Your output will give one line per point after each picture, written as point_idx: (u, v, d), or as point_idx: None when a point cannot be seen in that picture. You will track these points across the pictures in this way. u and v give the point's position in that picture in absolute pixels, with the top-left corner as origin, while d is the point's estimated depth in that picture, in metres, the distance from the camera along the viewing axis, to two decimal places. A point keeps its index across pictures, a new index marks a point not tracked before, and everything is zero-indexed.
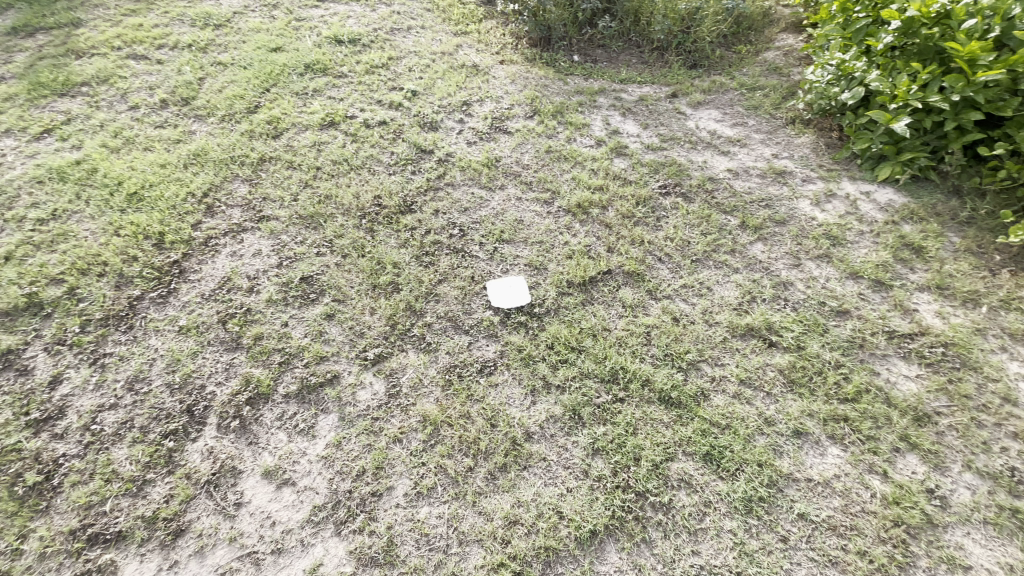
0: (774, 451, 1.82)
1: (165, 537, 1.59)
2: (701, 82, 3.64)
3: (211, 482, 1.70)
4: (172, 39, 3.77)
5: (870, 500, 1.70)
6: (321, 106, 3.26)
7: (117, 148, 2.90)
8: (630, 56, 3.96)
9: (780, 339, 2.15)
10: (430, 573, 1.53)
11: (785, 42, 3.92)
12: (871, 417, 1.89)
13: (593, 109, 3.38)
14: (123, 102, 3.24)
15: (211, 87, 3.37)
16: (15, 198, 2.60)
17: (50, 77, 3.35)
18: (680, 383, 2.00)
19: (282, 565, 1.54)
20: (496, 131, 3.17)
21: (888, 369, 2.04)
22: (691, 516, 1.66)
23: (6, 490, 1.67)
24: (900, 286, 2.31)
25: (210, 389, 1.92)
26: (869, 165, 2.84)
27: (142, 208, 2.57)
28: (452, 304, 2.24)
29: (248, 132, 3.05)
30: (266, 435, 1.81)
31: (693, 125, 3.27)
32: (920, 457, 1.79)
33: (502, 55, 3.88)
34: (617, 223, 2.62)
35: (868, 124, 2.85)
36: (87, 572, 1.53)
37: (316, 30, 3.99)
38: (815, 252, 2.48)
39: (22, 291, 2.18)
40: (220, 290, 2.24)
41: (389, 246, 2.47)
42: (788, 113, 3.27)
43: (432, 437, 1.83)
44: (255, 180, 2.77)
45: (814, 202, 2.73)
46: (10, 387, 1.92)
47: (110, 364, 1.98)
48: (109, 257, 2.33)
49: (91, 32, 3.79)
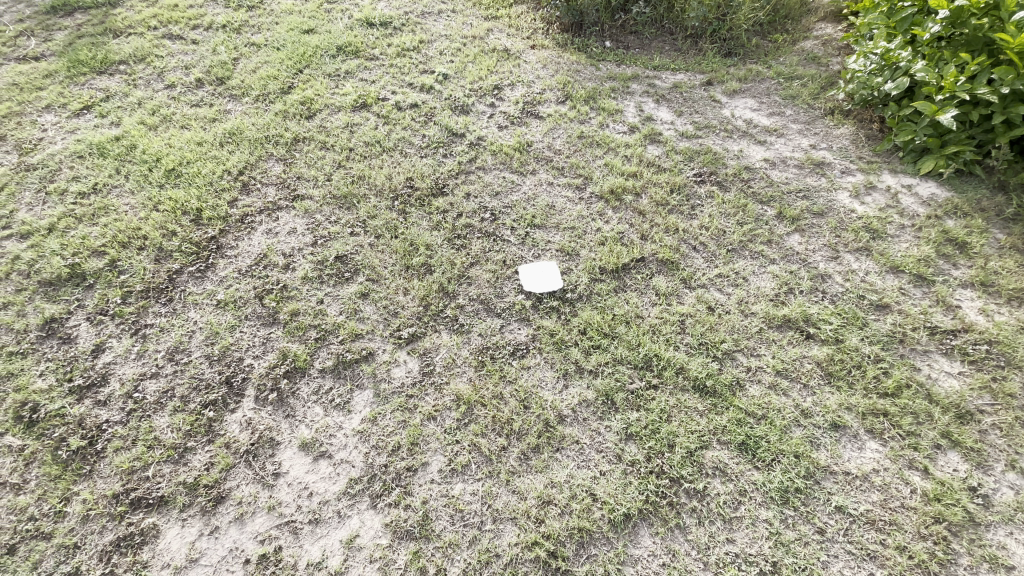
0: (811, 443, 1.79)
1: (206, 503, 1.62)
2: (737, 71, 3.57)
3: (250, 452, 1.73)
4: (206, 20, 3.80)
5: (910, 496, 1.66)
6: (353, 88, 3.27)
7: (155, 126, 2.95)
8: (663, 44, 3.90)
9: (817, 331, 2.11)
10: (464, 548, 1.54)
11: (824, 32, 3.82)
12: (911, 413, 1.85)
13: (626, 96, 3.34)
14: (159, 81, 3.28)
15: (245, 68, 3.40)
16: (58, 171, 2.65)
17: (88, 55, 3.40)
18: (715, 372, 1.98)
19: (319, 535, 1.56)
20: (527, 115, 3.14)
21: (929, 365, 1.99)
22: (726, 504, 1.65)
23: (51, 454, 1.70)
24: (942, 282, 2.25)
25: (248, 361, 1.95)
26: (911, 158, 2.76)
27: (179, 184, 2.61)
28: (484, 287, 2.23)
29: (282, 112, 3.07)
30: (303, 408, 1.84)
31: (729, 113, 3.21)
32: (961, 455, 1.75)
33: (533, 39, 3.85)
34: (651, 211, 2.59)
35: (912, 116, 2.75)
36: (131, 534, 1.55)
37: (347, 13, 3.99)
38: (854, 245, 2.43)
39: (65, 262, 2.23)
40: (256, 266, 2.28)
41: (421, 228, 2.47)
42: (826, 104, 3.19)
43: (465, 416, 1.84)
44: (289, 159, 2.80)
45: (854, 193, 2.67)
46: (54, 354, 1.95)
47: (151, 335, 2.02)
48: (149, 231, 2.37)
49: (127, 12, 3.84)
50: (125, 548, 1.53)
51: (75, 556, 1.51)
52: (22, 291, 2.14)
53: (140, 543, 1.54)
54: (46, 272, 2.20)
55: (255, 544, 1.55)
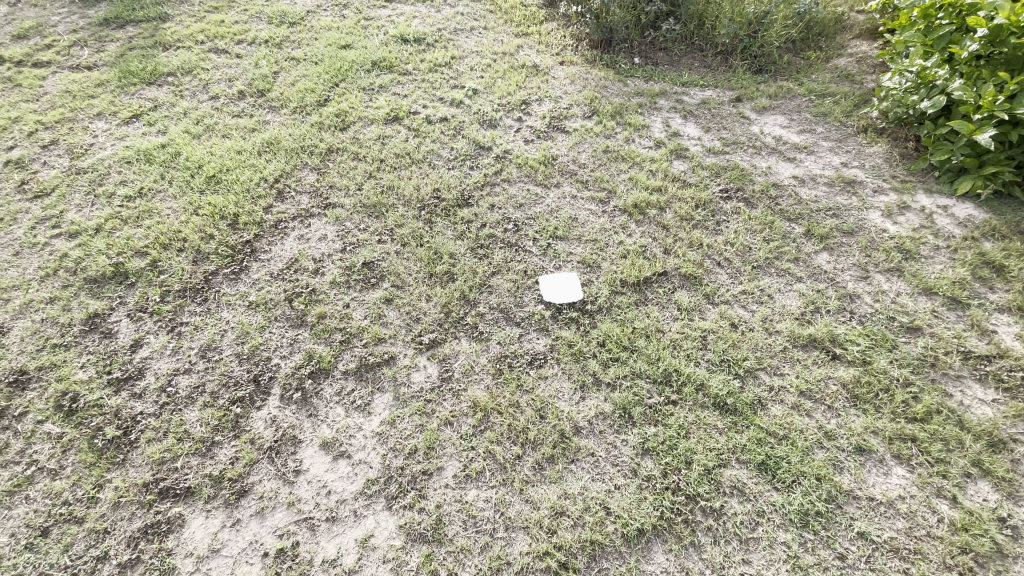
0: (834, 467, 1.76)
1: (229, 496, 1.68)
2: (766, 87, 3.54)
3: (273, 448, 1.79)
4: (250, 35, 4.00)
5: (937, 525, 1.61)
6: (386, 101, 3.38)
7: (198, 134, 3.11)
8: (693, 60, 3.92)
9: (844, 352, 2.06)
10: (476, 554, 1.55)
11: (859, 49, 3.76)
12: (941, 440, 1.80)
13: (653, 111, 3.35)
14: (204, 92, 3.46)
15: (285, 81, 3.56)
16: (107, 175, 2.81)
17: (139, 67, 3.62)
18: (736, 390, 1.95)
19: (336, 533, 1.60)
20: (553, 130, 3.19)
21: (961, 391, 1.93)
22: (743, 524, 1.62)
23: (87, 442, 1.79)
24: (978, 305, 2.18)
25: (275, 361, 2.03)
26: (948, 178, 2.69)
27: (218, 190, 2.74)
28: (505, 296, 2.26)
29: (317, 123, 3.20)
30: (326, 408, 1.90)
31: (757, 130, 3.19)
32: (993, 485, 1.69)
33: (562, 56, 3.91)
34: (675, 225, 2.59)
35: (949, 134, 2.68)
36: (158, 522, 1.61)
37: (383, 29, 4.15)
38: (885, 265, 2.37)
39: (110, 261, 2.36)
40: (287, 270, 2.36)
41: (446, 237, 2.53)
42: (859, 121, 3.14)
43: (482, 423, 1.86)
44: (323, 169, 2.91)
45: (886, 213, 2.61)
46: (96, 347, 2.06)
47: (186, 332, 2.12)
48: (189, 234, 2.50)
49: (177, 27, 4.07)
50: (151, 535, 1.59)
51: (105, 541, 1.58)
52: (68, 287, 2.27)
53: (165, 531, 1.60)
54: (92, 270, 2.33)
55: (273, 538, 1.59)
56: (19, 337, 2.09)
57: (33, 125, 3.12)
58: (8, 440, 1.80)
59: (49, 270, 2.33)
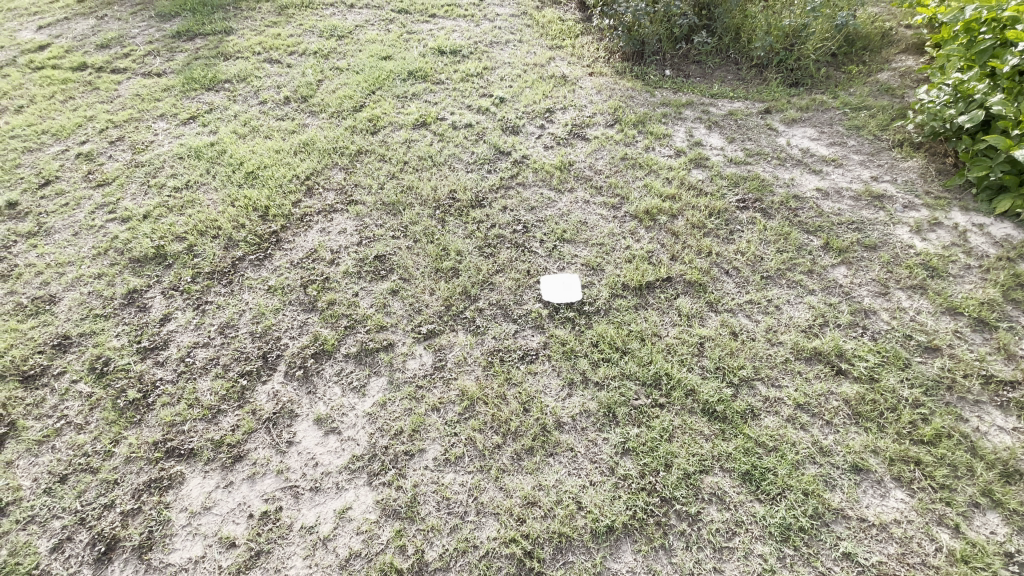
0: (825, 483, 1.68)
1: (226, 460, 1.80)
2: (799, 100, 3.45)
3: (271, 420, 1.91)
4: (302, 47, 4.32)
5: (934, 554, 1.50)
6: (417, 108, 3.55)
7: (244, 135, 3.37)
8: (726, 73, 3.87)
9: (850, 367, 1.97)
10: (445, 535, 1.60)
11: (904, 64, 3.60)
12: (949, 465, 1.68)
13: (677, 121, 3.34)
14: (255, 98, 3.76)
15: (327, 88, 3.81)
16: (160, 169, 3.10)
17: (201, 74, 3.98)
18: (728, 399, 1.90)
19: (317, 502, 1.68)
20: (574, 137, 3.24)
21: (978, 416, 1.80)
22: (718, 532, 1.58)
23: (112, 401, 1.97)
24: (1007, 329, 2.03)
25: (284, 340, 2.17)
26: (986, 196, 2.52)
27: (255, 185, 2.96)
28: (505, 293, 2.32)
29: (351, 127, 3.40)
30: (324, 387, 2.01)
31: (784, 142, 3.12)
32: (1002, 517, 1.56)
33: (593, 67, 3.97)
34: (685, 232, 2.57)
35: (988, 150, 2.52)
36: (161, 477, 1.76)
37: (423, 42, 4.36)
38: (907, 282, 2.25)
39: (153, 244, 2.60)
40: (306, 259, 2.52)
41: (456, 235, 2.61)
42: (895, 135, 3.00)
43: (467, 411, 1.91)
44: (351, 169, 3.08)
45: (915, 229, 2.48)
46: (130, 319, 2.27)
47: (210, 310, 2.30)
48: (224, 223, 2.71)
49: (239, 39, 4.45)
50: (154, 488, 1.73)
51: (113, 490, 1.73)
52: (115, 265, 2.51)
53: (166, 486, 1.74)
54: (137, 251, 2.57)
55: (260, 502, 1.70)
56: (67, 307, 2.33)
57: (104, 123, 3.49)
58: (44, 395, 2.00)
59: (101, 249, 2.59)
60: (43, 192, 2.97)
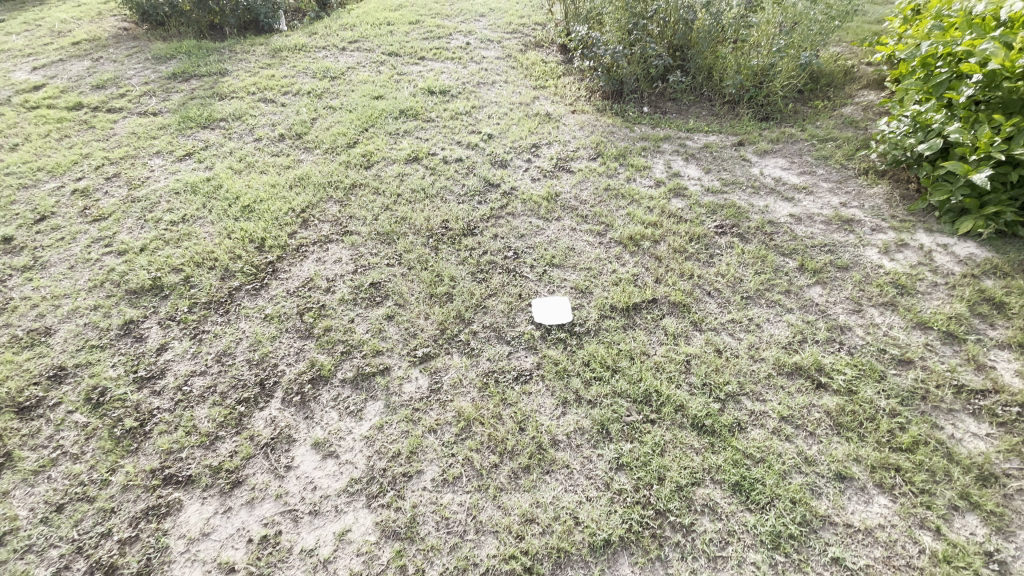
0: (812, 492, 1.74)
1: (224, 486, 1.81)
2: (770, 133, 3.68)
3: (269, 445, 1.92)
4: (296, 87, 4.49)
5: (918, 556, 1.56)
6: (408, 144, 3.69)
7: (240, 170, 3.47)
8: (700, 109, 4.12)
9: (830, 381, 2.07)
10: (445, 554, 1.61)
11: (866, 98, 3.88)
12: (927, 470, 1.76)
13: (656, 154, 3.54)
14: (250, 135, 3.88)
15: (321, 126, 3.95)
16: (157, 204, 3.16)
17: (197, 113, 4.11)
18: (715, 413, 1.97)
19: (316, 526, 1.69)
20: (559, 170, 3.40)
21: (952, 424, 1.89)
22: (712, 542, 1.62)
23: (109, 430, 1.97)
24: (974, 341, 2.15)
25: (281, 367, 2.20)
26: (949, 218, 2.70)
27: (251, 218, 3.04)
28: (498, 317, 2.39)
29: (345, 162, 3.53)
30: (321, 412, 2.03)
31: (757, 171, 3.31)
32: (982, 519, 1.64)
33: (575, 106, 4.19)
34: (668, 257, 2.69)
35: (948, 176, 2.71)
36: (158, 505, 1.75)
37: (413, 83, 4.57)
38: (878, 300, 2.38)
39: (149, 276, 2.64)
40: (302, 288, 2.58)
41: (449, 262, 2.70)
42: (860, 164, 3.22)
43: (464, 432, 1.95)
44: (345, 202, 3.17)
45: (882, 250, 2.63)
46: (127, 349, 2.29)
47: (207, 339, 2.33)
48: (220, 254, 2.77)
49: (234, 80, 4.62)
50: (151, 516, 1.72)
51: (109, 519, 1.72)
52: (111, 297, 2.54)
53: (164, 513, 1.73)
54: (133, 283, 2.60)
55: (259, 526, 1.70)
56: (63, 338, 2.34)
57: (101, 160, 3.57)
58: (39, 426, 1.99)
59: (97, 281, 2.61)
60: (39, 227, 3.00)
